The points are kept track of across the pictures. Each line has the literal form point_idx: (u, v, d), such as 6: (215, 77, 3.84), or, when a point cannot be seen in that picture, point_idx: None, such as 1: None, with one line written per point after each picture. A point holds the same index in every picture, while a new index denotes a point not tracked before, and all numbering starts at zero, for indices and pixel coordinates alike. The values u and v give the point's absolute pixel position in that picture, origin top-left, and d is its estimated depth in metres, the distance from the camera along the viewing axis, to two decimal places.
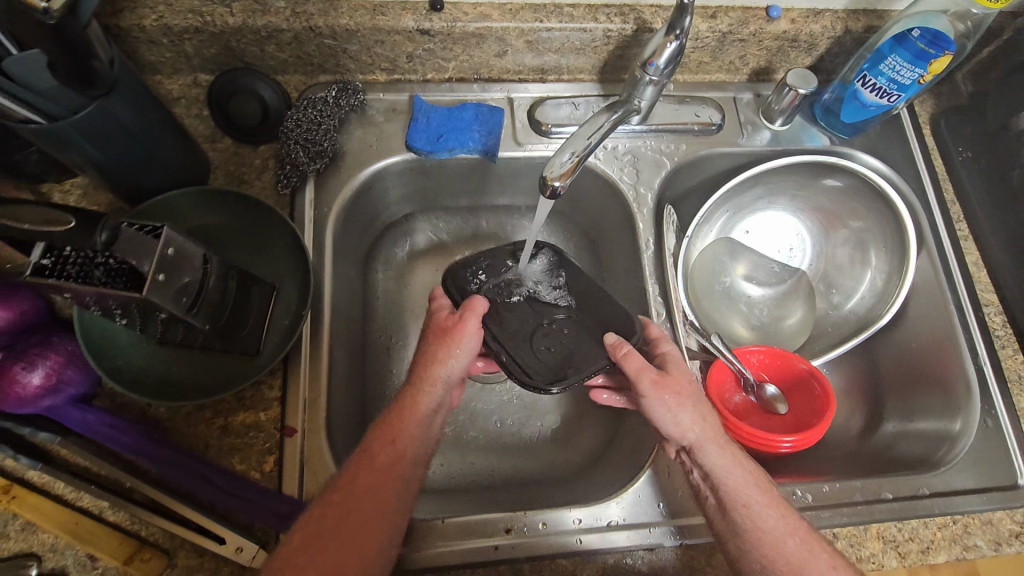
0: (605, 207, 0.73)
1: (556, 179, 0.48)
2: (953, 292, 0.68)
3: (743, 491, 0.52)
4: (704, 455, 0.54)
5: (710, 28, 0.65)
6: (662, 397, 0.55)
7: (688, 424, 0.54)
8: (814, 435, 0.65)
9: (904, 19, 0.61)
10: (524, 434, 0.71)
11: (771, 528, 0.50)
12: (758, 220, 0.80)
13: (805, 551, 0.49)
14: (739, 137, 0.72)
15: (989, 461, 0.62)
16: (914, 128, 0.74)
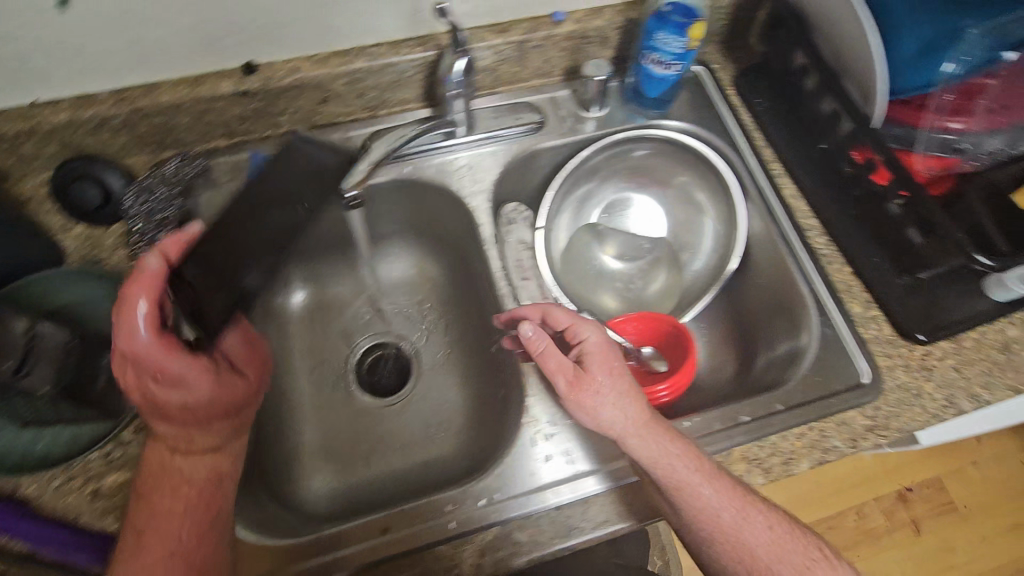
0: (455, 215, 0.78)
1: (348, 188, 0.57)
2: (777, 225, 0.75)
3: (676, 477, 0.55)
4: (631, 444, 0.57)
5: (505, 41, 0.73)
6: (580, 397, 0.59)
7: (612, 417, 0.58)
8: (683, 379, 0.70)
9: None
10: (421, 442, 0.75)
11: (698, 507, 0.55)
12: (611, 203, 0.86)
13: (741, 517, 0.55)
14: (562, 130, 0.79)
15: (832, 366, 0.67)
16: (718, 92, 0.83)
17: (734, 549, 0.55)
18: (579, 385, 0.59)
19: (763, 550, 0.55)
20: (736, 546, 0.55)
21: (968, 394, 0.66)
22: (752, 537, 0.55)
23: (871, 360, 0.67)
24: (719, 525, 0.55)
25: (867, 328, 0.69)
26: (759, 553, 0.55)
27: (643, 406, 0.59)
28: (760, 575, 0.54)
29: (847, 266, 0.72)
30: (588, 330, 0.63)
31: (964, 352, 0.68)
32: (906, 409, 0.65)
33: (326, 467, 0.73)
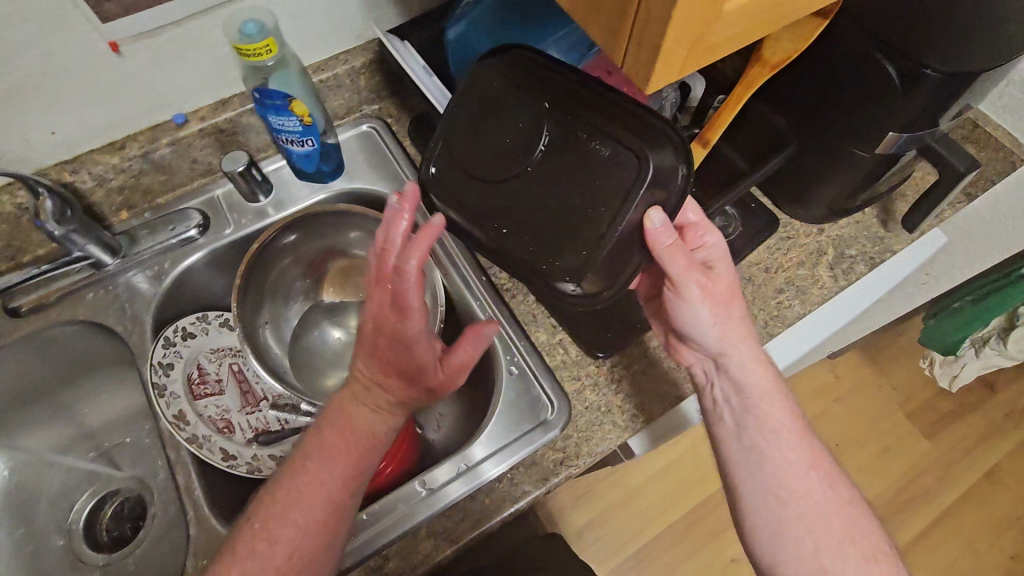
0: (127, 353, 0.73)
1: None
2: (457, 270, 0.73)
3: (767, 421, 0.58)
4: (735, 369, 0.59)
5: (125, 158, 0.69)
6: (703, 303, 0.57)
7: (711, 335, 0.59)
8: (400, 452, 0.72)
9: (249, 77, 0.65)
10: None
11: (796, 439, 0.58)
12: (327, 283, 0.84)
13: (814, 461, 0.58)
14: (225, 228, 0.75)
15: (516, 407, 0.65)
16: (392, 142, 0.81)
17: (798, 505, 0.56)
18: (711, 285, 0.57)
19: (830, 501, 0.56)
20: (806, 498, 0.56)
21: (658, 395, 0.66)
22: (795, 479, 0.57)
23: (557, 391, 0.65)
24: (798, 468, 0.57)
25: (554, 354, 0.68)
26: (805, 510, 0.56)
27: (739, 326, 0.59)
28: (828, 508, 0.56)
29: (531, 295, 0.71)
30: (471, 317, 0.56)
31: (650, 353, 0.68)
32: (596, 430, 0.64)
33: None
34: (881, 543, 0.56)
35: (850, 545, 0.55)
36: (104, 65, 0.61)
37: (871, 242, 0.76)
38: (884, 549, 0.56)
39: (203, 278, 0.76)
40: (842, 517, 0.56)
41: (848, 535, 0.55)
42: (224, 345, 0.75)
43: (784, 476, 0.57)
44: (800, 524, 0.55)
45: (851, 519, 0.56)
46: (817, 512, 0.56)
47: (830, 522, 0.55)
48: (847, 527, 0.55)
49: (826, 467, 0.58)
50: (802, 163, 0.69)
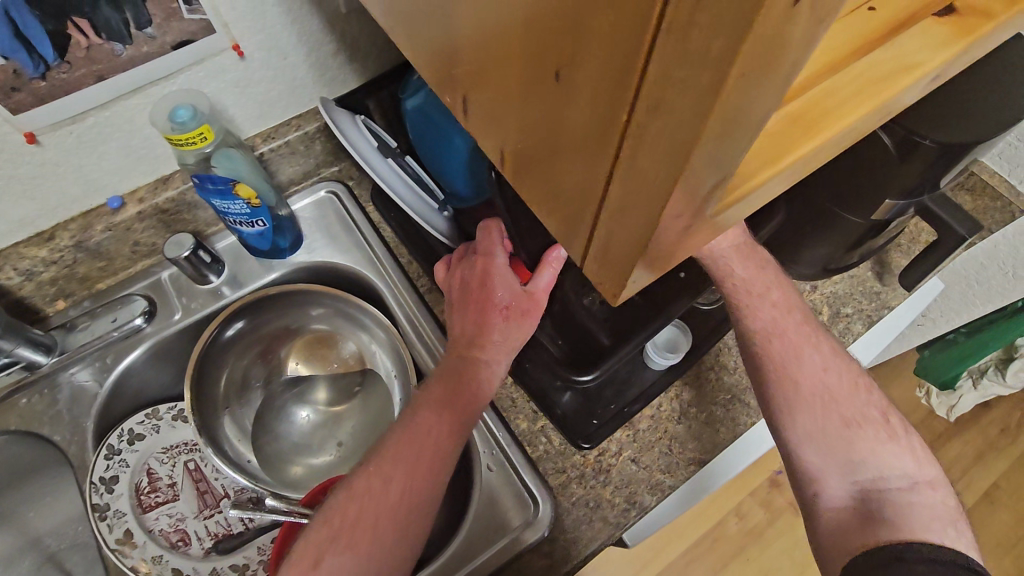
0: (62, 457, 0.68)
1: None
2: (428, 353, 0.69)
3: (746, 299, 0.59)
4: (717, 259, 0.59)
5: (55, 249, 0.62)
6: None
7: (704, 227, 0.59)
8: None
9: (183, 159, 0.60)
10: None
11: (784, 317, 0.60)
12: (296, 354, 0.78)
13: (802, 331, 0.60)
14: (174, 314, 0.69)
15: (495, 510, 0.62)
16: (355, 208, 0.75)
17: (790, 375, 0.58)
18: None
19: (816, 378, 0.58)
20: (781, 364, 0.58)
21: (649, 486, 0.61)
22: (774, 351, 0.59)
23: (542, 489, 0.60)
24: (765, 330, 0.60)
25: (535, 444, 0.63)
26: (803, 375, 0.58)
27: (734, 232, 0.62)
28: (822, 376, 0.58)
29: (508, 377, 0.66)
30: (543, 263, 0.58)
31: (639, 438, 0.63)
32: (583, 530, 0.59)
33: None
34: (872, 408, 0.58)
35: (830, 409, 0.57)
36: (19, 158, 0.54)
37: (866, 299, 0.73)
38: (871, 414, 0.58)
39: (153, 370, 0.70)
40: (836, 373, 0.59)
41: (853, 387, 0.59)
42: (181, 441, 0.69)
43: (760, 336, 0.59)
44: (803, 396, 0.58)
45: (844, 373, 0.59)
46: (794, 378, 0.58)
47: (812, 385, 0.58)
48: (841, 379, 0.59)
49: (810, 330, 0.60)
50: (792, 225, 0.65)
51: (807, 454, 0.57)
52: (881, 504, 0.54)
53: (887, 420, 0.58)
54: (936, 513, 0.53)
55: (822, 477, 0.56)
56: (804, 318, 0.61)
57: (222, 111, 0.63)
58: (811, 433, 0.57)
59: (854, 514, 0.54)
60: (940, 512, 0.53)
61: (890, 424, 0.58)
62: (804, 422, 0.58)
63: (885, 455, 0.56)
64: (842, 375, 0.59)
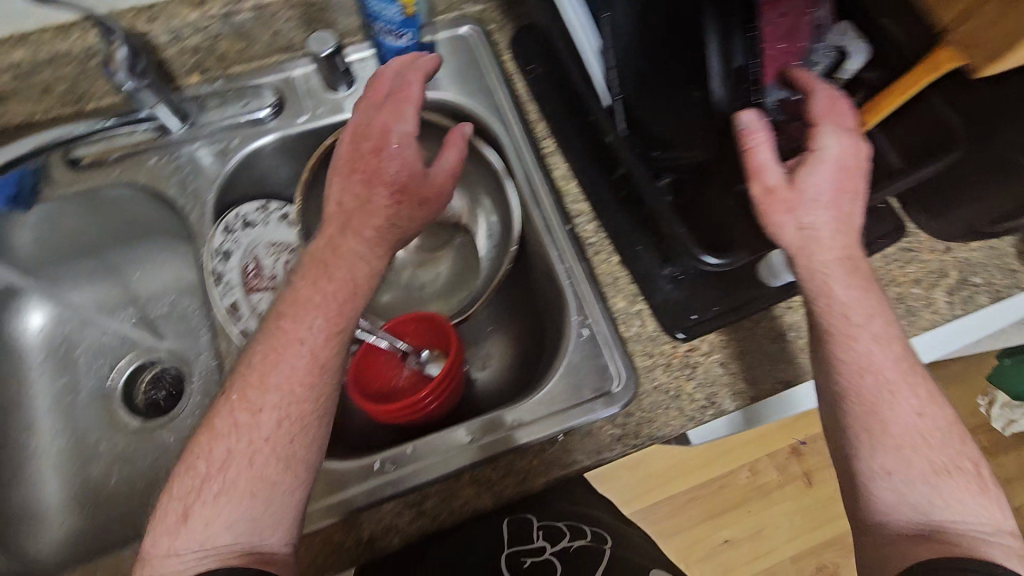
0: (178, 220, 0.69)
1: None
2: (542, 213, 0.66)
3: (841, 319, 0.47)
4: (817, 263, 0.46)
5: (204, 16, 0.62)
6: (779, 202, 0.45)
7: (823, 218, 0.45)
8: (446, 384, 0.67)
9: None
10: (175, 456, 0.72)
11: (880, 347, 0.47)
12: None
13: (908, 375, 0.47)
14: (300, 114, 0.69)
15: (583, 372, 0.61)
16: (491, 53, 0.72)
17: (863, 408, 0.47)
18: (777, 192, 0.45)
19: (895, 386, 0.47)
20: (867, 404, 0.47)
21: (732, 391, 0.61)
22: (863, 392, 0.47)
23: (627, 363, 0.61)
24: (857, 364, 0.47)
25: (628, 325, 0.63)
26: (896, 428, 0.46)
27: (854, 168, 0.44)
28: (918, 433, 0.46)
29: (615, 256, 0.65)
30: (829, 139, 0.44)
31: (733, 344, 0.62)
32: (660, 414, 0.60)
33: (70, 500, 0.69)
34: (965, 455, 0.47)
35: (916, 452, 0.46)
36: None
37: (998, 275, 0.68)
38: (961, 464, 0.46)
39: (270, 165, 0.71)
40: (931, 430, 0.47)
41: (947, 432, 0.47)
42: (279, 240, 0.70)
43: (849, 370, 0.47)
44: (879, 436, 0.46)
45: (938, 432, 0.47)
46: (880, 420, 0.46)
47: (905, 429, 0.46)
48: (940, 434, 0.47)
49: (909, 364, 0.48)
50: (960, 171, 0.60)
51: (878, 488, 0.46)
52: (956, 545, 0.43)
53: (979, 468, 0.47)
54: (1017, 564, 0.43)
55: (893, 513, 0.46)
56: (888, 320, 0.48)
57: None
58: (889, 474, 0.46)
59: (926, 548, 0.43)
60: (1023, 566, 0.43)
61: (979, 475, 0.47)
62: (879, 458, 0.46)
63: (964, 505, 0.45)
64: (934, 430, 0.47)
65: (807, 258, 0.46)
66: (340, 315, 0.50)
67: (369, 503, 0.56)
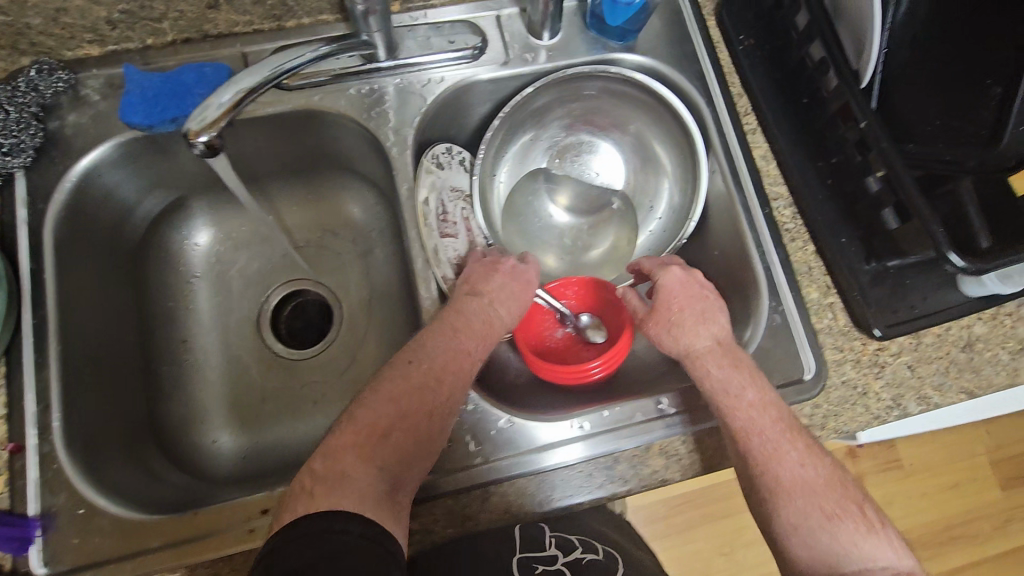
0: (366, 152, 0.68)
1: (201, 131, 0.45)
2: (739, 192, 0.65)
3: (737, 397, 0.54)
4: (704, 370, 0.56)
5: None
6: (660, 332, 0.59)
7: (697, 337, 0.57)
8: (617, 356, 0.66)
9: None
10: (328, 388, 0.71)
11: (824, 479, 0.52)
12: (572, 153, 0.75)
13: (785, 436, 0.53)
14: (501, 59, 0.66)
15: (775, 357, 0.61)
16: (696, 20, 0.69)
17: (766, 470, 0.52)
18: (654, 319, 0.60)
19: (795, 476, 0.52)
20: (766, 461, 0.52)
21: (918, 394, 0.61)
22: (753, 450, 0.53)
23: (818, 354, 0.61)
24: (744, 427, 0.53)
25: (821, 316, 0.62)
26: (786, 482, 0.52)
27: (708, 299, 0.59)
28: (784, 493, 0.51)
29: (812, 245, 0.64)
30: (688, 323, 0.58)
31: (921, 348, 0.62)
32: (846, 408, 0.60)
33: (225, 420, 0.68)
34: (848, 497, 0.51)
35: (809, 501, 0.51)
36: None
37: None
38: (846, 505, 0.51)
39: (458, 109, 0.68)
40: (789, 498, 0.51)
41: (838, 486, 0.52)
42: (457, 185, 0.68)
43: (739, 434, 0.53)
44: (790, 490, 0.51)
45: (828, 502, 0.51)
46: (768, 472, 0.52)
47: (789, 519, 0.51)
48: (815, 513, 0.51)
49: (829, 463, 0.53)
50: None
51: (795, 555, 0.51)
52: None
53: (863, 508, 0.51)
54: None
55: (809, 567, 0.50)
56: (784, 415, 0.54)
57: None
58: (795, 529, 0.51)
59: None
60: None
61: (867, 516, 0.51)
62: (787, 511, 0.51)
63: (865, 547, 0.50)
64: (789, 494, 0.51)
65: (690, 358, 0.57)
66: (440, 377, 0.53)
67: (558, 464, 0.56)
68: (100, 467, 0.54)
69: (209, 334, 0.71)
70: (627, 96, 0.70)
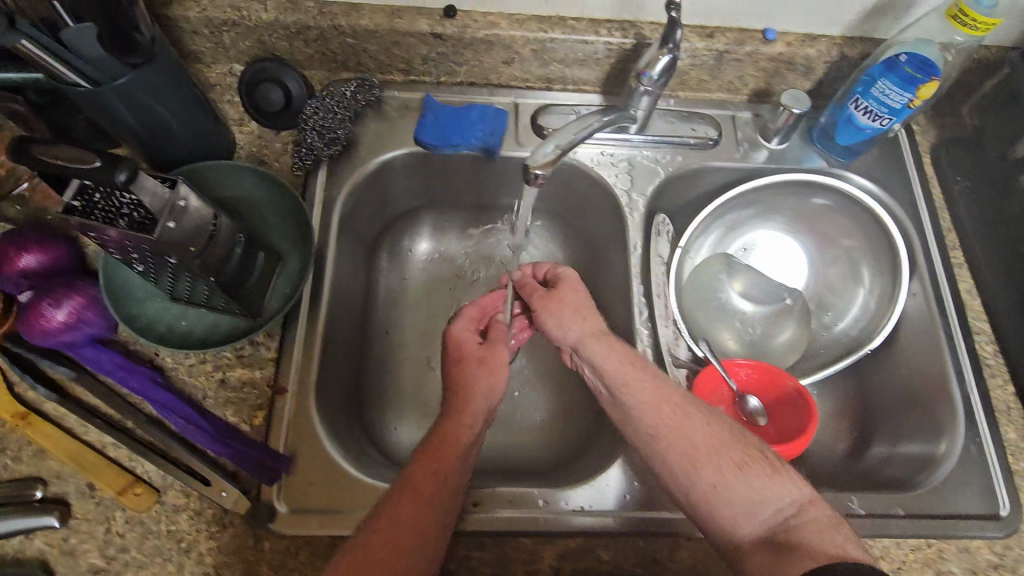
0: (592, 207, 0.76)
1: (539, 168, 0.52)
2: (942, 318, 0.68)
3: (621, 374, 0.53)
4: (592, 356, 0.54)
5: (706, 47, 0.68)
6: (546, 318, 0.57)
7: (568, 327, 0.56)
8: (791, 450, 0.67)
9: (894, 45, 0.64)
10: (504, 410, 0.75)
11: (706, 429, 0.50)
12: (756, 238, 0.80)
13: (681, 414, 0.51)
14: (734, 153, 0.74)
15: (969, 487, 0.61)
16: (914, 157, 0.75)
17: (677, 439, 0.49)
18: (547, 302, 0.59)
19: (703, 438, 0.49)
20: (676, 431, 0.50)
21: None
22: (665, 431, 0.50)
23: (1014, 495, 0.60)
24: (646, 406, 0.51)
25: (1018, 458, 0.62)
26: (700, 443, 0.49)
27: (590, 316, 0.56)
28: (698, 466, 0.48)
29: (1012, 386, 0.65)
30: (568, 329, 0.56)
31: None
32: None
33: (409, 417, 0.73)
34: (718, 435, 0.49)
35: (716, 459, 0.48)
36: None
37: None
38: (754, 452, 0.49)
39: (680, 187, 0.75)
40: (675, 461, 0.49)
41: (710, 444, 0.49)
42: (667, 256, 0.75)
43: (657, 417, 0.51)
44: (695, 449, 0.49)
45: (705, 450, 0.48)
46: (660, 450, 0.50)
47: (703, 481, 0.47)
48: (724, 470, 0.47)
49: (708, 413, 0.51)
50: None
51: (715, 518, 0.47)
52: (819, 542, 0.44)
53: (766, 452, 0.49)
54: (841, 533, 0.45)
55: (749, 522, 0.46)
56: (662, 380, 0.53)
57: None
58: (710, 488, 0.47)
59: (772, 558, 0.44)
60: (827, 535, 0.45)
61: (769, 458, 0.49)
62: (702, 478, 0.48)
63: (774, 488, 0.47)
64: (675, 459, 0.49)
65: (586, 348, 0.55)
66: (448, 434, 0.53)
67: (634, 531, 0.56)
68: (330, 423, 0.61)
69: (409, 333, 0.77)
70: (833, 197, 0.74)
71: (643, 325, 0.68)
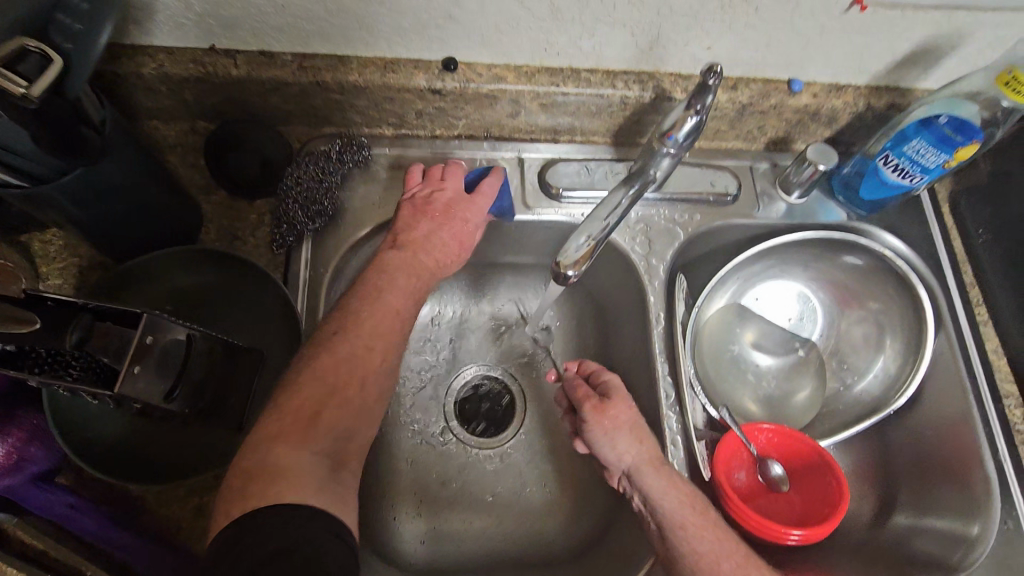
0: (605, 268, 0.70)
1: (570, 268, 0.48)
2: (972, 382, 0.66)
3: (679, 513, 0.53)
4: (647, 485, 0.55)
5: (729, 100, 0.63)
6: (601, 431, 0.58)
7: (624, 450, 0.57)
8: (823, 530, 0.60)
9: (929, 102, 0.60)
10: (517, 492, 0.69)
11: None
12: (769, 289, 0.76)
13: (742, 574, 0.49)
14: (754, 208, 0.69)
15: (1006, 566, 0.59)
16: (933, 207, 0.72)
17: None
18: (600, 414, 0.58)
19: None
20: None
21: None
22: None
23: None
24: (701, 556, 0.51)
25: None
26: None
27: (647, 443, 0.57)
28: None
29: None
30: (616, 454, 0.57)
31: None
32: None
33: (414, 507, 0.67)
34: None
35: None
36: (825, 13, 0.55)
37: None
38: None
39: (698, 245, 0.70)
40: None
41: None
42: None
43: (712, 568, 0.50)
44: None
45: None
46: None
47: None
48: None
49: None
50: None
51: None
52: None
53: None
54: None
55: None
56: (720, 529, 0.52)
57: (949, 52, 0.60)
58: None
59: None
60: None
61: None
62: None
63: None
64: None
65: (640, 475, 0.55)
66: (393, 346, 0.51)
67: None
68: None
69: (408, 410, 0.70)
70: (864, 255, 0.70)
71: (668, 406, 0.64)
